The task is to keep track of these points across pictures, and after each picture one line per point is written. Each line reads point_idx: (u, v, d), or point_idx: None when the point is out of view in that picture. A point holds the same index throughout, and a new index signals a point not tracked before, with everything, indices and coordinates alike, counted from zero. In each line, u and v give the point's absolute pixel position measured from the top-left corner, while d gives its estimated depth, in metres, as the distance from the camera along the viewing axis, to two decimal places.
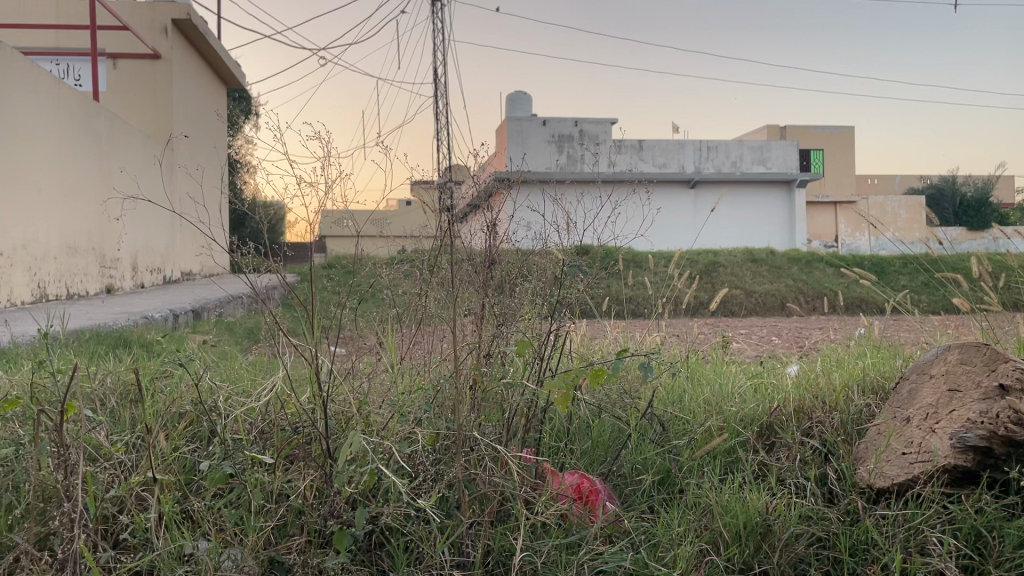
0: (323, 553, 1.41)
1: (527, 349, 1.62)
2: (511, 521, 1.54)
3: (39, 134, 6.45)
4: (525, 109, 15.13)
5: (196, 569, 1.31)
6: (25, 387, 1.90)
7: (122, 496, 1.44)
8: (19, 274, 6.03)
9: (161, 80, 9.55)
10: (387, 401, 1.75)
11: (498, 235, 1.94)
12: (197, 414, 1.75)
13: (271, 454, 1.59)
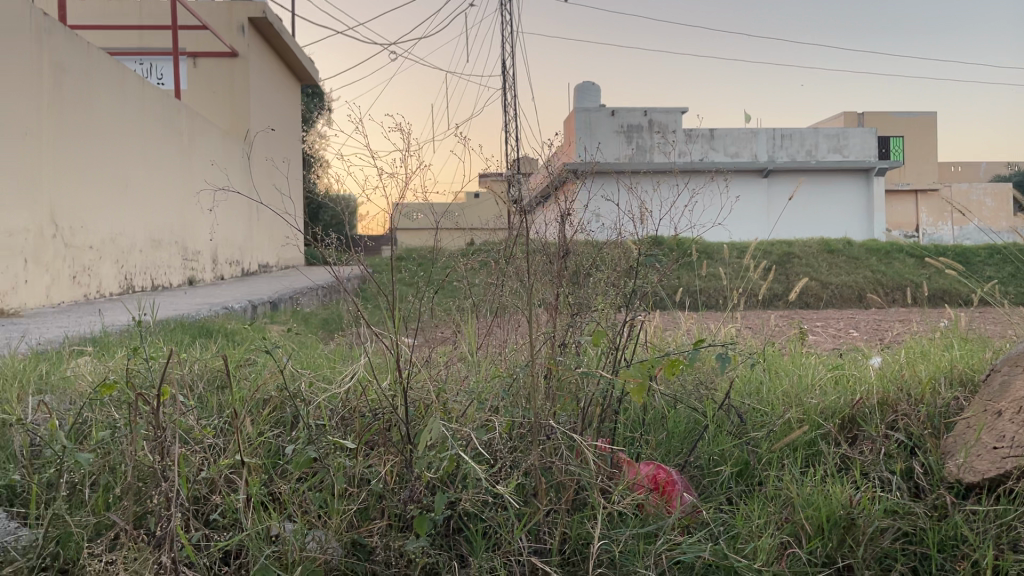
0: (404, 536, 1.44)
1: (603, 338, 1.61)
2: (588, 510, 1.54)
3: (125, 133, 6.71)
4: (593, 100, 15.02)
5: (285, 549, 1.36)
6: (120, 372, 1.99)
7: (211, 478, 1.50)
8: (108, 267, 6.31)
9: (239, 78, 9.83)
10: (465, 389, 1.78)
11: (571, 224, 1.93)
12: (280, 399, 1.81)
13: (351, 440, 1.63)
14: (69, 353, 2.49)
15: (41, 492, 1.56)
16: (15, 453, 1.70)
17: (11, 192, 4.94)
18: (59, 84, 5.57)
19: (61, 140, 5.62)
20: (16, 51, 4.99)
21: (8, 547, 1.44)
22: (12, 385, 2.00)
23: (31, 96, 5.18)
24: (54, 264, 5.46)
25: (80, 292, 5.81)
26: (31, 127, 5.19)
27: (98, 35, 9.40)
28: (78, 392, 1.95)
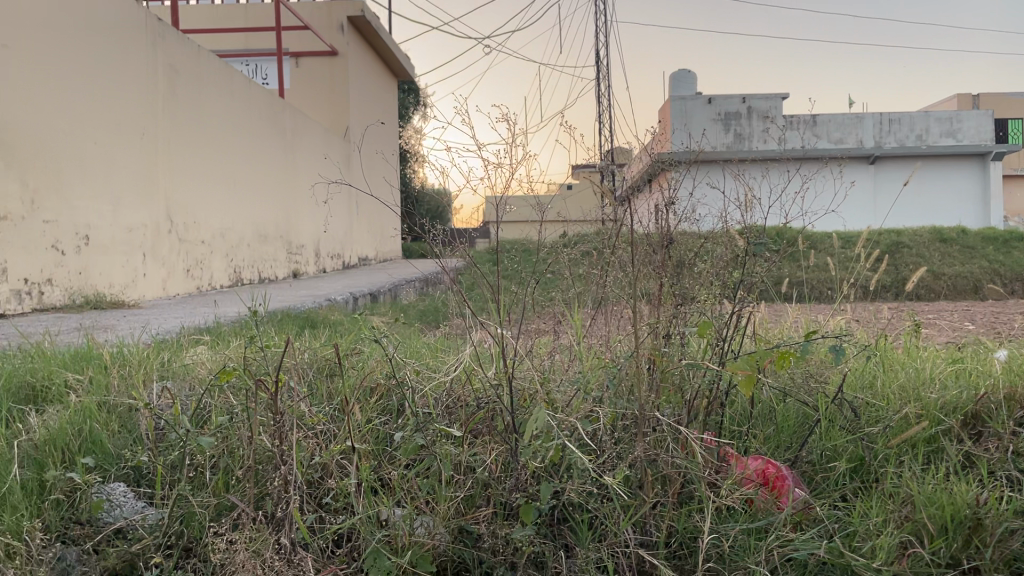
0: (509, 524, 1.45)
1: (709, 329, 1.56)
2: (695, 503, 1.52)
3: (233, 132, 6.97)
4: (689, 88, 14.73)
5: (394, 535, 1.39)
6: (236, 360, 2.08)
7: (324, 463, 1.55)
8: (219, 261, 6.61)
9: (339, 77, 10.08)
10: (568, 379, 1.78)
11: (674, 216, 1.90)
12: (388, 387, 1.85)
13: (457, 429, 1.65)
14: (188, 342, 2.62)
15: (167, 472, 1.65)
16: (141, 435, 1.80)
17: (130, 191, 5.22)
18: (172, 86, 5.84)
19: (175, 140, 5.90)
20: (132, 57, 5.25)
21: (137, 526, 1.53)
22: (138, 370, 2.11)
23: (147, 99, 5.45)
24: (170, 258, 5.76)
25: (193, 284, 6.10)
26: (147, 128, 5.46)
27: (207, 39, 9.81)
28: (197, 378, 2.05)
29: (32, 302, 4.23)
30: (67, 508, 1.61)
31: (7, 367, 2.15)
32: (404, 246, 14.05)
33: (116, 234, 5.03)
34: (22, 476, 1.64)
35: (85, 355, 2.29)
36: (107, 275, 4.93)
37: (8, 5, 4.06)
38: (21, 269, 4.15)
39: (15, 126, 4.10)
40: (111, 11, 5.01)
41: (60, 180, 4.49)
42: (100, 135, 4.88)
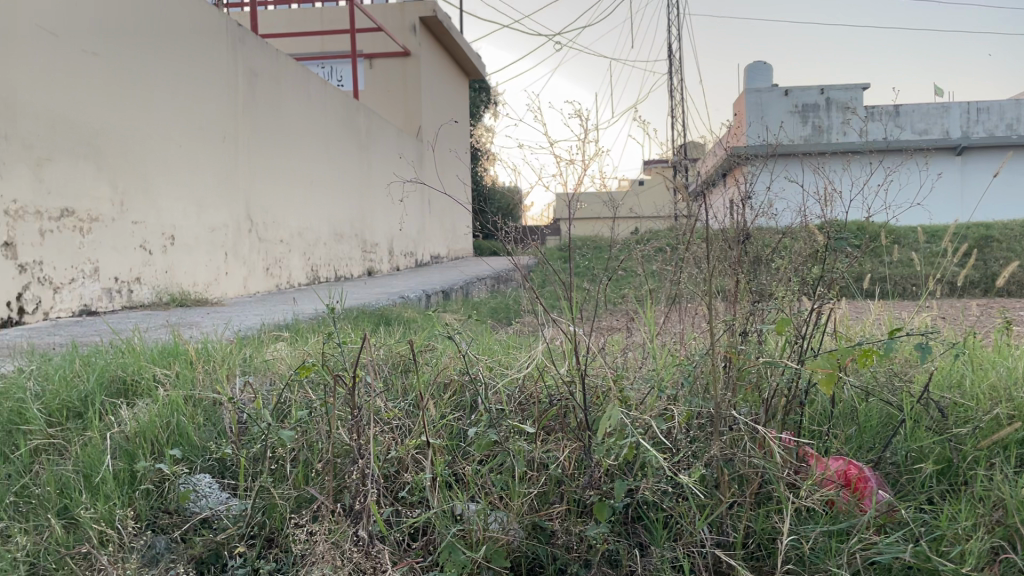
0: (584, 521, 1.45)
1: (787, 326, 1.53)
2: (773, 504, 1.49)
3: (310, 133, 7.13)
4: (764, 81, 14.43)
5: (468, 530, 1.40)
6: (315, 355, 2.13)
7: (400, 457, 1.58)
8: (297, 259, 6.77)
9: (412, 77, 10.22)
10: (642, 377, 1.76)
11: (750, 212, 1.87)
12: (462, 382, 1.87)
13: (530, 425, 1.65)
14: (268, 338, 2.70)
15: (249, 465, 1.71)
16: (224, 428, 1.86)
17: (213, 192, 5.40)
18: (251, 90, 6.01)
19: (255, 143, 6.07)
20: (214, 62, 5.43)
21: (222, 516, 1.59)
22: (222, 365, 2.19)
23: (228, 102, 5.62)
24: (250, 257, 5.93)
25: (272, 282, 6.27)
26: (228, 131, 5.63)
27: (285, 43, 10.06)
28: (277, 373, 2.11)
29: (123, 300, 4.41)
30: (156, 498, 1.68)
31: (100, 361, 2.25)
32: (476, 244, 14.15)
33: (200, 234, 5.21)
34: (115, 466, 1.72)
35: (172, 351, 2.37)
36: (191, 274, 5.11)
37: (99, 15, 4.24)
38: (112, 268, 4.33)
39: (104, 131, 4.27)
40: (194, 18, 5.18)
41: (147, 182, 4.67)
42: (184, 138, 5.05)
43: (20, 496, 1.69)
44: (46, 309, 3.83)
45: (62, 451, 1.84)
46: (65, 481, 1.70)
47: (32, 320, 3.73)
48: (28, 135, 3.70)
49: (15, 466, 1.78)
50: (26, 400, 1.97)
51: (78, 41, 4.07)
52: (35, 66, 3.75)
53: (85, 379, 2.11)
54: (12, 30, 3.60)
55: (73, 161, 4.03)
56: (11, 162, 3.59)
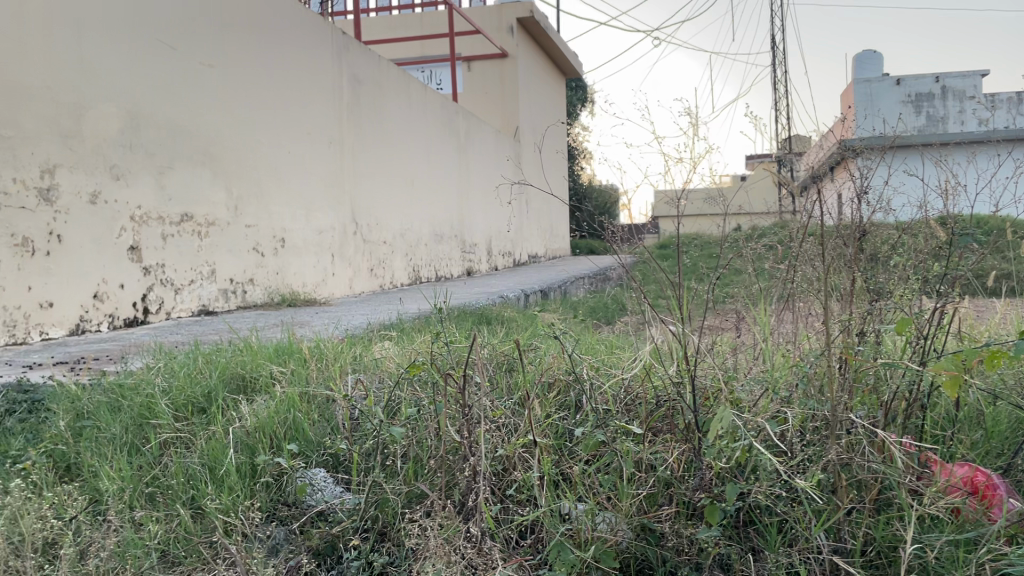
0: (694, 524, 1.43)
1: (907, 327, 1.47)
2: (894, 512, 1.43)
3: (411, 136, 7.28)
4: (873, 70, 13.82)
5: (577, 530, 1.41)
6: (421, 355, 2.17)
7: (507, 455, 1.59)
8: (399, 260, 6.92)
9: (510, 78, 10.29)
10: (754, 378, 1.71)
11: (867, 208, 1.81)
12: (567, 382, 1.87)
13: (637, 426, 1.64)
14: (377, 338, 2.76)
15: (362, 460, 1.76)
16: (337, 424, 1.92)
17: (320, 196, 5.59)
18: (356, 97, 6.19)
19: (360, 147, 6.25)
20: (320, 69, 5.61)
21: (337, 510, 1.64)
22: (334, 364, 2.26)
23: (334, 109, 5.81)
24: (355, 257, 6.10)
25: (376, 282, 6.43)
26: (334, 137, 5.82)
27: (387, 48, 10.30)
28: (386, 372, 2.16)
29: (238, 300, 4.62)
30: (275, 491, 1.74)
31: (221, 359, 2.35)
32: (573, 243, 14.12)
33: (309, 236, 5.40)
34: (237, 459, 1.80)
35: (286, 350, 2.46)
36: (300, 275, 5.30)
37: (215, 28, 4.46)
38: (227, 269, 4.53)
39: (219, 140, 4.48)
40: (301, 28, 5.38)
41: (259, 187, 4.87)
42: (294, 144, 5.25)
43: (152, 486, 1.79)
44: (168, 309, 4.04)
45: (188, 444, 1.94)
46: (192, 472, 1.79)
47: (156, 319, 3.94)
48: (151, 144, 3.93)
49: (147, 458, 1.89)
50: (155, 395, 2.08)
51: (196, 54, 4.29)
52: (157, 79, 3.97)
53: (208, 376, 2.22)
54: (137, 47, 3.83)
55: (191, 168, 4.24)
56: (136, 170, 3.82)
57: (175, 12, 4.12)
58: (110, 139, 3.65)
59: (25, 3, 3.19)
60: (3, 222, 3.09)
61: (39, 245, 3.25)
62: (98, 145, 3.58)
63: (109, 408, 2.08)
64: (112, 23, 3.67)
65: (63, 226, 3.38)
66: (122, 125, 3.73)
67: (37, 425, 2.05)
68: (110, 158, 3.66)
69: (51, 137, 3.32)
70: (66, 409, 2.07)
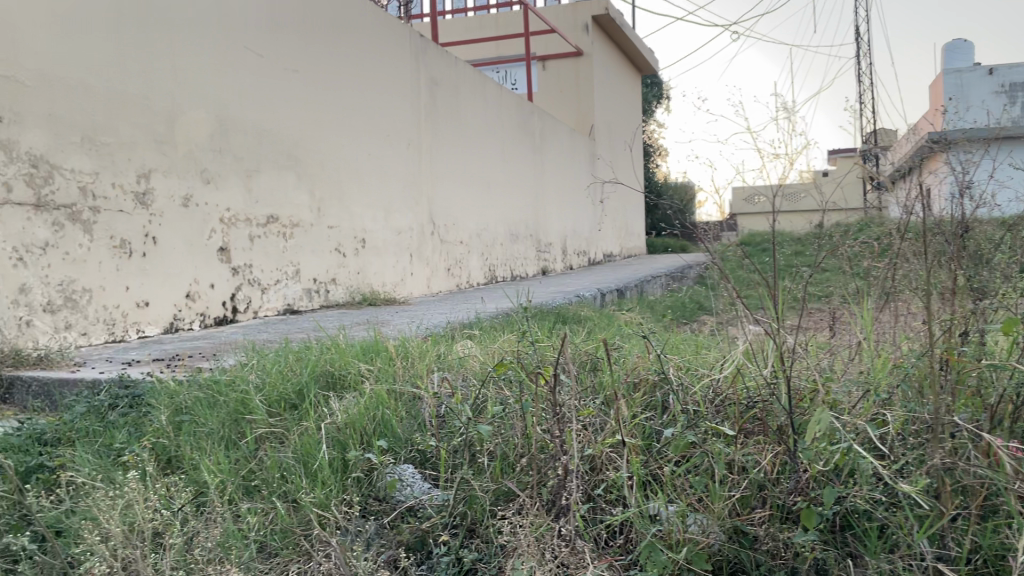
0: (790, 528, 1.40)
1: (1014, 327, 1.41)
2: (1002, 519, 1.37)
3: (487, 136, 7.33)
4: (964, 60, 13.28)
5: (668, 531, 1.39)
6: (505, 354, 2.18)
7: (595, 455, 1.58)
8: (475, 259, 6.98)
9: (585, 77, 10.25)
10: (850, 379, 1.66)
11: (968, 205, 1.74)
12: (655, 382, 1.85)
13: (728, 427, 1.61)
14: (461, 337, 2.79)
15: (449, 457, 1.78)
16: (424, 421, 1.95)
17: (399, 197, 5.68)
18: (433, 99, 6.27)
19: (437, 149, 6.32)
20: (399, 72, 5.71)
21: (426, 505, 1.66)
22: (419, 362, 2.29)
23: (412, 111, 5.89)
24: (432, 257, 6.18)
25: (453, 282, 6.50)
26: (412, 138, 5.90)
27: (463, 49, 10.39)
28: (471, 370, 2.18)
29: (321, 299, 4.73)
30: (366, 486, 1.78)
31: (310, 356, 2.41)
32: (650, 241, 13.96)
33: (388, 237, 5.49)
34: (329, 454, 1.84)
35: (373, 348, 2.51)
36: (380, 275, 5.39)
37: (299, 35, 4.57)
38: (311, 270, 4.65)
39: (303, 143, 4.60)
40: (381, 32, 5.47)
41: (341, 190, 4.97)
42: (373, 146, 5.34)
43: (249, 479, 1.85)
44: (255, 308, 4.17)
45: (282, 439, 2.00)
46: (286, 466, 1.84)
47: (245, 318, 4.07)
48: (239, 148, 4.06)
49: (243, 451, 1.95)
50: (250, 392, 2.15)
51: (281, 60, 4.40)
52: (244, 85, 4.10)
53: (299, 373, 2.29)
54: (225, 55, 3.96)
55: (277, 171, 4.36)
56: (225, 174, 3.95)
57: (261, 20, 4.24)
58: (200, 144, 3.78)
59: (122, 16, 3.33)
60: (103, 224, 3.23)
61: (136, 246, 3.40)
62: (190, 150, 3.72)
63: (206, 403, 2.16)
64: (202, 32, 3.80)
65: (157, 229, 3.52)
66: (212, 129, 3.87)
67: (139, 419, 2.14)
68: (201, 162, 3.79)
69: (147, 143, 3.46)
70: (166, 404, 2.16)
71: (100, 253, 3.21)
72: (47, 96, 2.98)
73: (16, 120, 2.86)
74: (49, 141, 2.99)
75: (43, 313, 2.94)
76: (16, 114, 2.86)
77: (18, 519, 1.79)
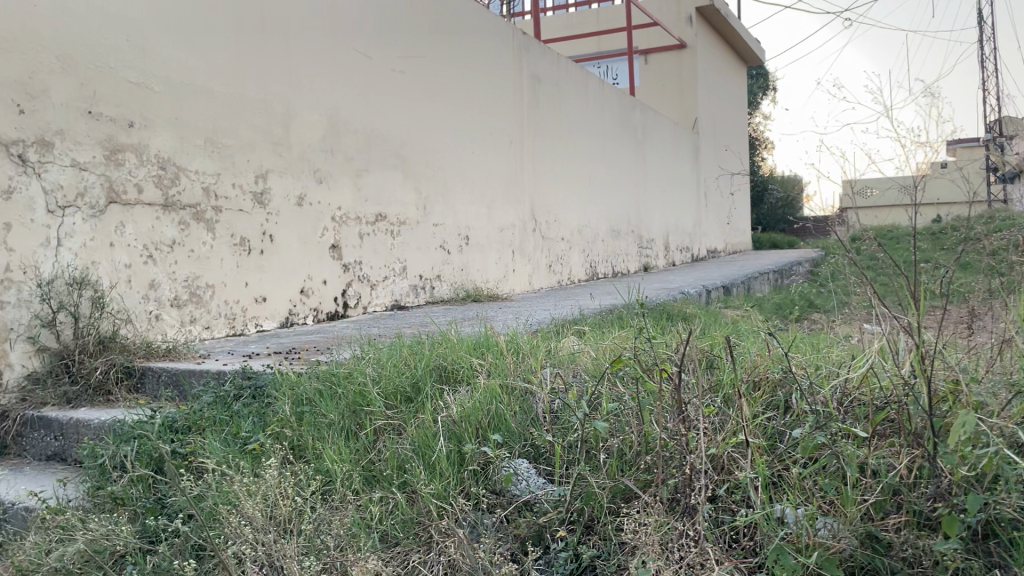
0: (928, 536, 1.34)
1: None
2: None
3: (589, 132, 7.29)
4: None
5: (798, 534, 1.35)
6: (617, 351, 2.17)
7: (718, 455, 1.55)
8: (577, 256, 6.97)
9: (689, 69, 10.07)
10: (995, 379, 1.57)
11: None
12: (777, 381, 1.79)
13: (860, 429, 1.55)
14: (568, 332, 2.78)
15: (565, 452, 1.78)
16: (538, 416, 1.95)
17: (502, 194, 5.72)
18: (535, 95, 6.28)
19: (539, 145, 6.34)
20: (502, 69, 5.74)
21: (542, 500, 1.67)
22: (531, 357, 2.29)
23: (514, 108, 5.92)
24: (535, 254, 6.21)
25: (555, 278, 6.51)
26: (515, 135, 5.93)
27: (565, 46, 10.39)
28: (584, 366, 2.17)
29: (427, 295, 4.82)
30: (483, 480, 1.80)
31: (424, 351, 2.45)
32: (755, 236, 13.60)
33: (491, 234, 5.54)
34: (446, 447, 1.87)
35: (484, 343, 2.53)
36: (484, 271, 5.45)
37: (406, 36, 4.66)
38: (417, 267, 4.74)
39: (410, 143, 4.69)
40: (485, 30, 5.52)
41: (446, 188, 5.05)
42: (477, 144, 5.40)
43: (369, 469, 1.90)
44: (365, 304, 4.28)
45: (399, 432, 2.04)
46: (404, 458, 1.88)
47: (355, 313, 4.19)
48: (349, 149, 4.17)
49: (363, 442, 2.00)
50: (367, 384, 2.21)
51: (388, 62, 4.49)
52: (355, 87, 4.21)
53: (414, 367, 2.32)
54: (336, 58, 4.07)
55: (386, 171, 4.47)
56: (337, 174, 4.07)
57: (371, 22, 4.35)
58: (314, 145, 3.91)
59: (241, 22, 3.47)
60: (225, 223, 3.38)
61: (255, 244, 3.54)
62: (304, 151, 3.85)
63: (326, 394, 2.23)
64: (315, 37, 3.92)
65: (274, 227, 3.65)
66: (324, 131, 3.99)
67: (263, 409, 2.22)
68: (315, 162, 3.92)
69: (265, 144, 3.60)
70: (288, 395, 2.23)
71: (222, 251, 3.36)
72: (174, 102, 3.13)
73: (146, 124, 3.01)
74: (175, 144, 3.14)
75: (171, 307, 3.09)
76: (147, 119, 3.01)
77: (154, 502, 1.90)
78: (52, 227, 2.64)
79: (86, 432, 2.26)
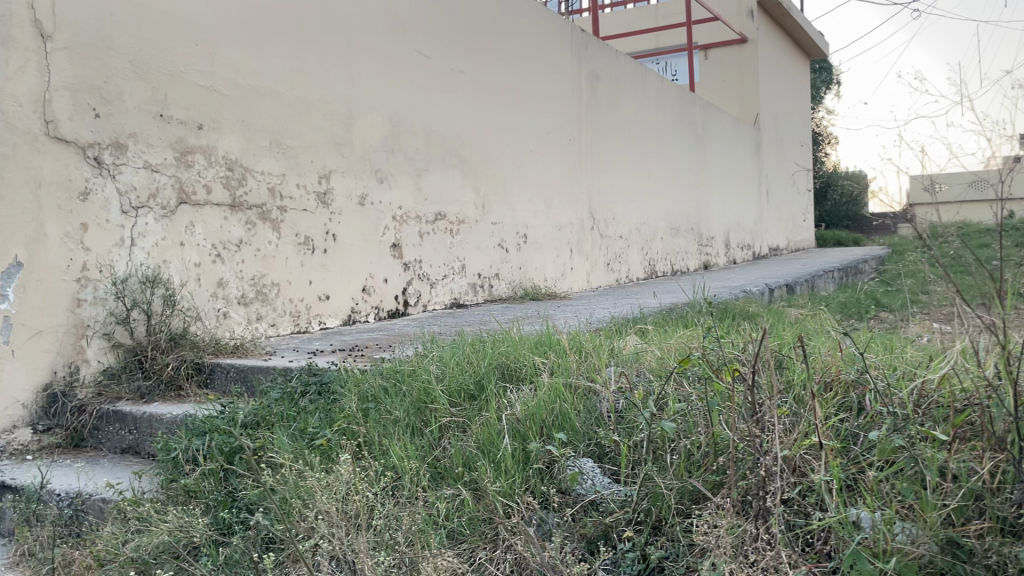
0: (1012, 544, 1.30)
1: None
2: None
3: (648, 129, 7.22)
4: None
5: (876, 538, 1.32)
6: (682, 351, 2.15)
7: (791, 456, 1.52)
8: (636, 255, 6.91)
9: (751, 64, 9.91)
10: None
11: None
12: (849, 382, 1.75)
13: (939, 431, 1.51)
14: (629, 332, 2.76)
15: (631, 452, 1.77)
16: (602, 414, 1.94)
17: (560, 193, 5.70)
18: (593, 91, 6.24)
19: (597, 142, 6.30)
20: (561, 67, 5.73)
21: (609, 500, 1.66)
22: (593, 356, 2.28)
23: (572, 106, 5.90)
24: (593, 252, 6.18)
25: (613, 277, 6.47)
26: (573, 133, 5.91)
27: (623, 43, 10.32)
28: (647, 365, 2.15)
29: (485, 293, 4.84)
30: (548, 478, 1.80)
31: (486, 350, 2.46)
32: (819, 234, 13.31)
33: (549, 232, 5.54)
34: (511, 445, 1.87)
35: (547, 342, 2.52)
36: (542, 270, 5.45)
37: (465, 35, 4.69)
38: (476, 265, 4.76)
39: (469, 142, 4.71)
40: (544, 28, 5.51)
41: (504, 186, 5.06)
42: (535, 142, 5.39)
43: (435, 466, 1.91)
44: (425, 302, 4.31)
45: (463, 429, 2.05)
46: (469, 455, 1.89)
47: (415, 311, 4.22)
48: (410, 148, 4.21)
49: (429, 439, 2.02)
50: (432, 382, 2.22)
51: (447, 61, 4.52)
52: (415, 87, 4.25)
53: (477, 365, 2.33)
54: (397, 58, 4.11)
55: (445, 170, 4.49)
56: (398, 174, 4.11)
57: (431, 23, 4.38)
58: (375, 145, 3.96)
59: (305, 25, 3.53)
60: (289, 223, 3.44)
61: (318, 243, 3.60)
62: (365, 151, 3.90)
63: (391, 392, 2.25)
64: (376, 38, 3.97)
65: (337, 226, 3.70)
66: (385, 131, 4.04)
67: (329, 405, 2.26)
68: (376, 162, 3.97)
69: (328, 145, 3.66)
70: (354, 392, 2.26)
71: (287, 250, 3.42)
72: (241, 105, 3.21)
73: (214, 127, 3.09)
74: (242, 146, 3.21)
75: (238, 306, 3.16)
76: (215, 122, 3.09)
77: (226, 496, 1.94)
78: (126, 227, 2.72)
79: (160, 426, 2.32)
